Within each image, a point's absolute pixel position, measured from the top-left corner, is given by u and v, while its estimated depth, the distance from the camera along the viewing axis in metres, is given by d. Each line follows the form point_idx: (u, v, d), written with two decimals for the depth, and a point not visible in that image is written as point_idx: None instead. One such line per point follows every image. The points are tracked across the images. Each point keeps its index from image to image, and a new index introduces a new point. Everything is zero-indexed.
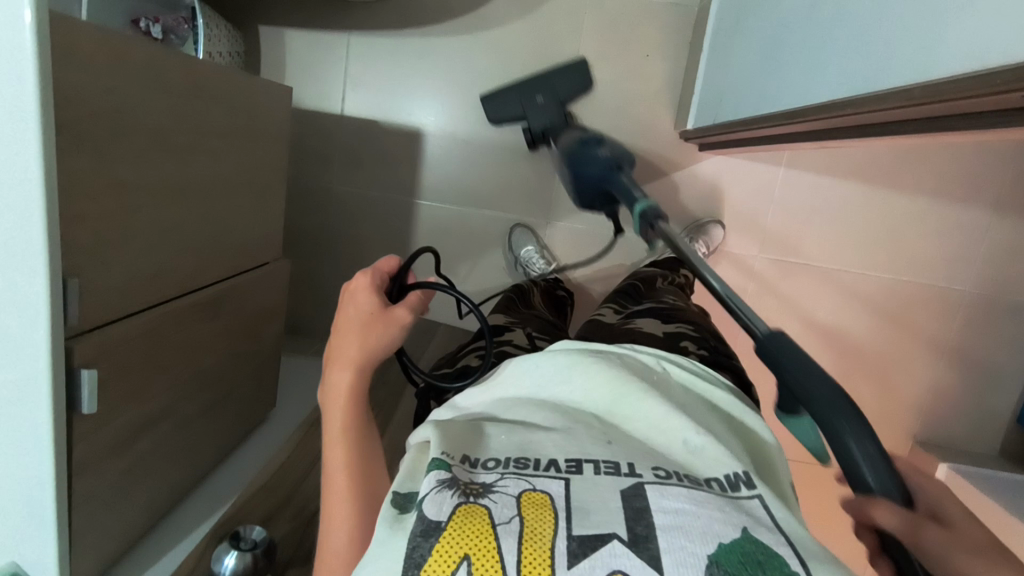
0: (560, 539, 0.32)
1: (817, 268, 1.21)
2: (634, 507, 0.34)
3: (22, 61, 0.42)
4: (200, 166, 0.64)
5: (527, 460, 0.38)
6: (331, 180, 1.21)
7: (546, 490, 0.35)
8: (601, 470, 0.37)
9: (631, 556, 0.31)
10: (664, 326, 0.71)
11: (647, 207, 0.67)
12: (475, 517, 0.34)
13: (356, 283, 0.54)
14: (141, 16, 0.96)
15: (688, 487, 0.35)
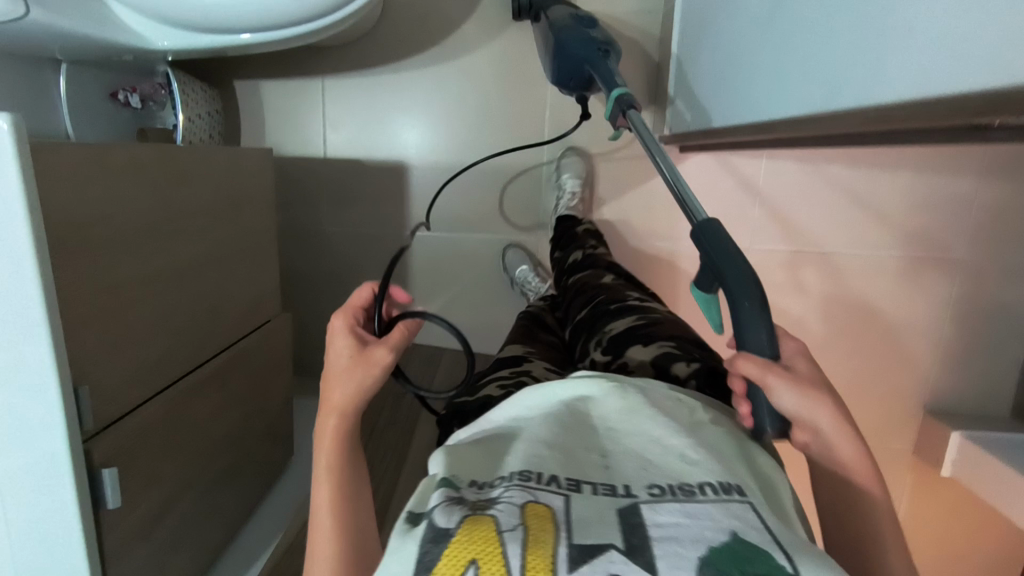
0: (562, 547, 0.34)
1: (808, 254, 1.22)
2: (629, 522, 0.35)
3: (8, 192, 0.43)
4: (190, 246, 0.66)
5: (530, 473, 0.38)
6: (321, 221, 1.22)
7: (549, 503, 0.36)
8: (597, 491, 0.38)
9: (628, 563, 0.33)
10: (650, 351, 0.65)
11: (624, 94, 0.72)
12: (481, 525, 0.35)
13: (333, 327, 0.52)
14: (118, 90, 1.03)
15: (681, 501, 0.36)
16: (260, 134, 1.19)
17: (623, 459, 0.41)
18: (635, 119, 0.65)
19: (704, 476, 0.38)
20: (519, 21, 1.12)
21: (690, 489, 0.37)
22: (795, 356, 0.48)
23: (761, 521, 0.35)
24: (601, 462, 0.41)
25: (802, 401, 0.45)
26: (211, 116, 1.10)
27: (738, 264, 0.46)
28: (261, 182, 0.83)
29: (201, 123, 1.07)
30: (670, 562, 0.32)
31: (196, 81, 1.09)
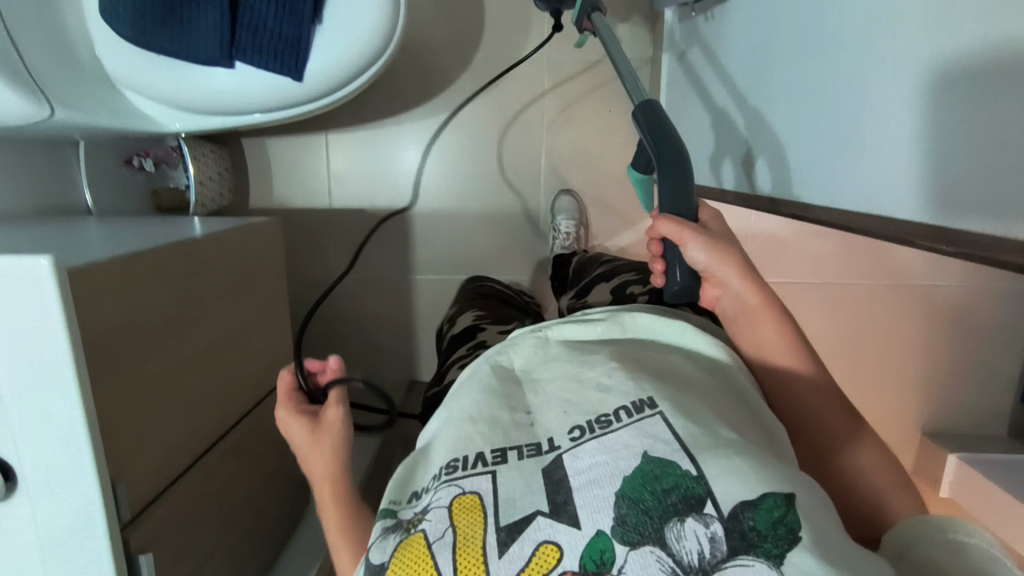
0: (489, 534, 0.35)
1: (802, 285, 1.25)
2: (554, 479, 0.37)
3: (51, 324, 0.47)
4: (209, 328, 0.70)
5: (457, 461, 0.39)
6: (327, 269, 1.26)
7: (476, 490, 0.37)
8: (524, 454, 0.39)
9: (553, 524, 0.35)
10: (610, 286, 0.88)
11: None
12: (414, 545, 0.37)
13: (281, 420, 0.55)
14: (133, 155, 1.08)
15: (597, 437, 0.37)
16: (267, 187, 1.23)
17: (546, 408, 0.41)
18: (603, 27, 0.68)
19: (619, 401, 0.39)
20: None
21: (607, 419, 0.38)
22: (711, 220, 0.54)
23: (671, 431, 0.35)
24: (529, 419, 0.41)
25: (713, 254, 0.50)
26: (220, 175, 1.13)
27: (670, 145, 0.49)
28: (271, 250, 0.88)
29: (210, 185, 1.10)
30: (591, 508, 0.34)
31: (205, 143, 1.13)
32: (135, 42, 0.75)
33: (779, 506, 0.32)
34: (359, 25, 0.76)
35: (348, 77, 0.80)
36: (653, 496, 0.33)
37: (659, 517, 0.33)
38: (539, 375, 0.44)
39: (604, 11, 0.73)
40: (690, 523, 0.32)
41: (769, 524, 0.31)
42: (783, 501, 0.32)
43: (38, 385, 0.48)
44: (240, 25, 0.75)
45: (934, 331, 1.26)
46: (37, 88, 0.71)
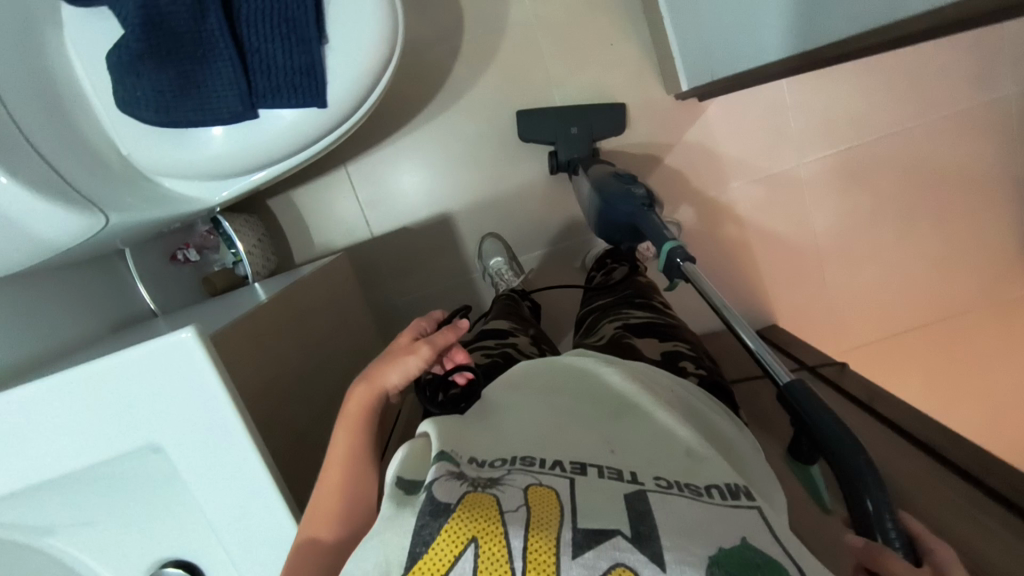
0: (567, 531, 0.36)
1: (855, 148, 1.21)
2: (638, 511, 0.37)
3: (214, 392, 0.45)
4: (327, 374, 0.69)
5: (534, 458, 0.42)
6: (390, 300, 1.23)
7: (554, 487, 0.39)
8: (604, 474, 0.41)
9: (635, 552, 0.35)
10: (660, 344, 0.71)
11: (674, 246, 0.75)
12: (485, 503, 0.37)
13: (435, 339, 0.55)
14: (175, 250, 1.08)
15: (688, 495, 0.40)
16: (308, 239, 1.21)
17: (629, 450, 0.45)
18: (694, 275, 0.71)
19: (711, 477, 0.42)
20: (556, 173, 1.18)
21: (697, 488, 0.41)
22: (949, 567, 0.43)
23: (763, 522, 0.39)
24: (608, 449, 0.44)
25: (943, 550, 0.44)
26: (262, 241, 1.12)
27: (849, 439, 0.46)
28: (348, 288, 0.87)
29: (258, 253, 1.09)
30: (679, 558, 0.34)
31: (237, 215, 1.11)
32: (158, 124, 0.72)
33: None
34: (364, 30, 0.75)
35: (367, 87, 0.77)
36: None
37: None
38: (622, 416, 0.49)
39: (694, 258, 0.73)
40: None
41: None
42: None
43: (220, 459, 0.46)
44: (253, 72, 0.72)
45: (1004, 148, 1.21)
46: (88, 200, 0.71)
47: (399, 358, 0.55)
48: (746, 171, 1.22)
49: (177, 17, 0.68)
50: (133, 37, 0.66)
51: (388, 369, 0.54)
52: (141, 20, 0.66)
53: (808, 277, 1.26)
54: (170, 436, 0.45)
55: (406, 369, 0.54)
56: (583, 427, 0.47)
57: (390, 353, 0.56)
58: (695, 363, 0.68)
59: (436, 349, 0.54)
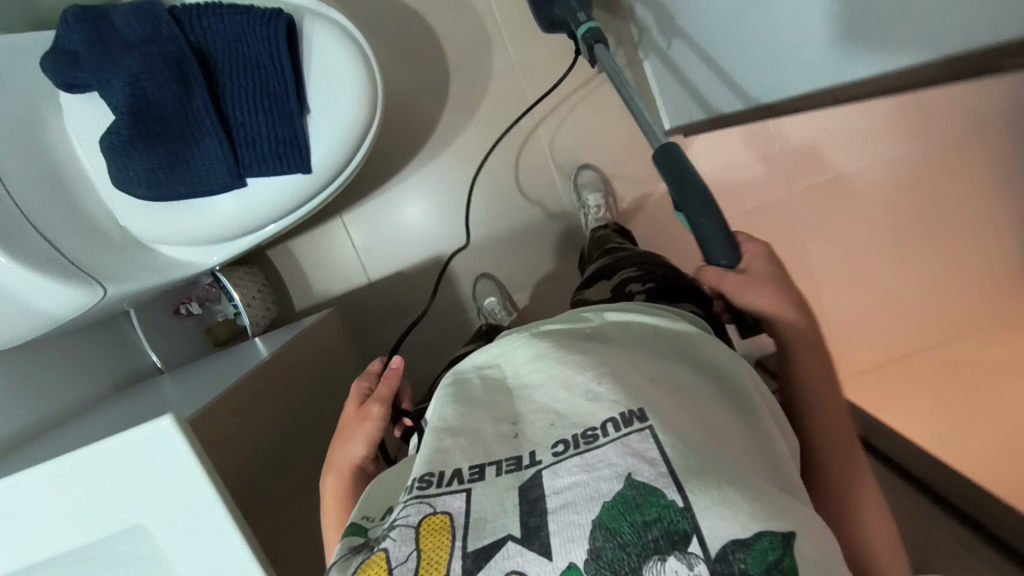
0: (456, 560, 0.38)
1: (847, 174, 1.21)
2: (530, 499, 0.39)
3: (193, 472, 0.47)
4: (314, 437, 0.71)
5: (431, 476, 0.42)
6: (388, 341, 1.25)
7: (447, 511, 0.40)
8: (503, 470, 0.42)
9: (523, 551, 0.37)
10: (611, 283, 0.83)
11: (594, 27, 0.79)
12: (375, 564, 0.39)
13: (370, 412, 0.63)
14: (178, 303, 1.12)
15: (581, 453, 0.40)
16: (307, 286, 1.24)
17: (534, 421, 0.44)
18: (602, 56, 0.74)
19: (606, 413, 0.41)
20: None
21: (593, 433, 0.41)
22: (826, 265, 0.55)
23: (658, 449, 0.38)
24: (513, 430, 0.44)
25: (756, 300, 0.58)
26: (261, 292, 1.16)
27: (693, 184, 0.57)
28: (338, 341, 0.90)
29: (256, 305, 1.13)
30: (564, 538, 0.37)
31: (236, 267, 1.16)
32: (153, 199, 0.76)
33: (774, 549, 0.35)
34: (342, 95, 0.78)
35: (350, 147, 0.80)
36: (633, 529, 0.36)
37: (638, 554, 0.36)
38: (528, 382, 0.47)
39: (605, 39, 0.78)
40: (672, 561, 0.36)
41: (762, 569, 0.35)
42: (779, 542, 0.36)
43: (202, 539, 0.48)
44: (239, 144, 0.76)
45: None
46: (86, 275, 0.74)
47: (357, 431, 0.62)
48: (736, 206, 1.20)
49: (163, 102, 0.71)
50: (123, 125, 0.70)
51: (352, 443, 0.62)
52: (130, 108, 0.70)
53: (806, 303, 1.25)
54: (154, 522, 0.48)
55: (367, 435, 0.62)
56: (486, 413, 0.46)
57: (346, 430, 0.63)
58: (642, 281, 0.80)
59: (387, 405, 0.63)
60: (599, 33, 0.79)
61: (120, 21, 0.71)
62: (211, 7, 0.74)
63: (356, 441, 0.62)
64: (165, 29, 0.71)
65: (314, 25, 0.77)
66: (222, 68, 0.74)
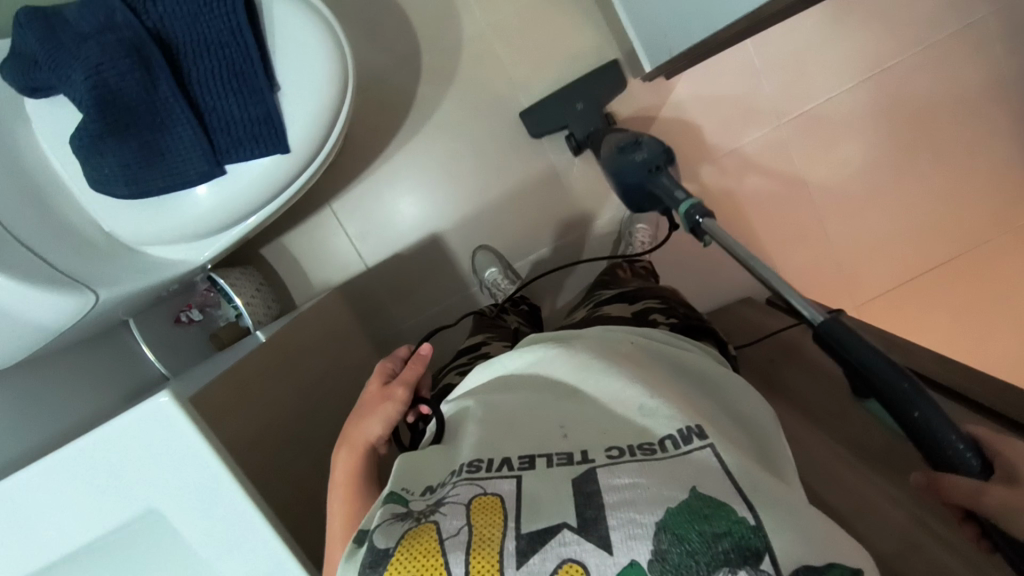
0: (511, 540, 0.43)
1: (837, 97, 1.17)
2: (585, 492, 0.45)
3: (197, 447, 0.46)
4: (327, 413, 0.70)
5: (479, 463, 0.49)
6: (394, 325, 1.24)
7: (498, 494, 0.46)
8: (555, 462, 0.49)
9: (580, 540, 0.42)
10: (632, 307, 0.89)
11: (694, 206, 0.78)
12: (426, 535, 0.45)
13: (394, 394, 0.60)
14: (178, 311, 1.11)
15: (637, 460, 0.47)
16: (306, 279, 1.23)
17: (581, 428, 0.52)
18: (714, 232, 0.73)
19: (665, 431, 0.50)
20: (580, 153, 1.18)
21: (651, 447, 0.49)
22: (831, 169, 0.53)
23: (715, 461, 0.47)
24: (563, 431, 0.52)
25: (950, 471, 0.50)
26: (260, 290, 1.14)
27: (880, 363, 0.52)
28: (343, 321, 0.89)
29: (256, 303, 1.12)
30: (626, 534, 0.42)
31: (232, 268, 1.14)
32: (133, 196, 0.74)
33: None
34: (312, 73, 0.76)
35: (326, 129, 0.78)
36: (700, 539, 0.41)
37: (706, 563, 0.40)
38: (584, 393, 0.56)
39: (711, 215, 0.77)
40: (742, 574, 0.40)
41: None
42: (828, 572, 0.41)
43: (222, 516, 0.47)
44: (213, 129, 0.74)
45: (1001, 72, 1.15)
46: (76, 281, 0.72)
47: (377, 411, 0.60)
48: (726, 141, 1.19)
49: (128, 91, 0.69)
50: (90, 120, 0.68)
51: (371, 422, 0.59)
52: (94, 101, 0.68)
53: (808, 234, 1.23)
54: (169, 503, 0.46)
55: (386, 417, 0.59)
56: (545, 414, 0.54)
57: (365, 408, 0.61)
58: (665, 315, 0.86)
59: (411, 388, 0.61)
60: (700, 208, 0.78)
61: (74, 14, 0.69)
62: None
63: (375, 421, 0.59)
64: (120, 16, 0.69)
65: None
66: (185, 52, 0.72)
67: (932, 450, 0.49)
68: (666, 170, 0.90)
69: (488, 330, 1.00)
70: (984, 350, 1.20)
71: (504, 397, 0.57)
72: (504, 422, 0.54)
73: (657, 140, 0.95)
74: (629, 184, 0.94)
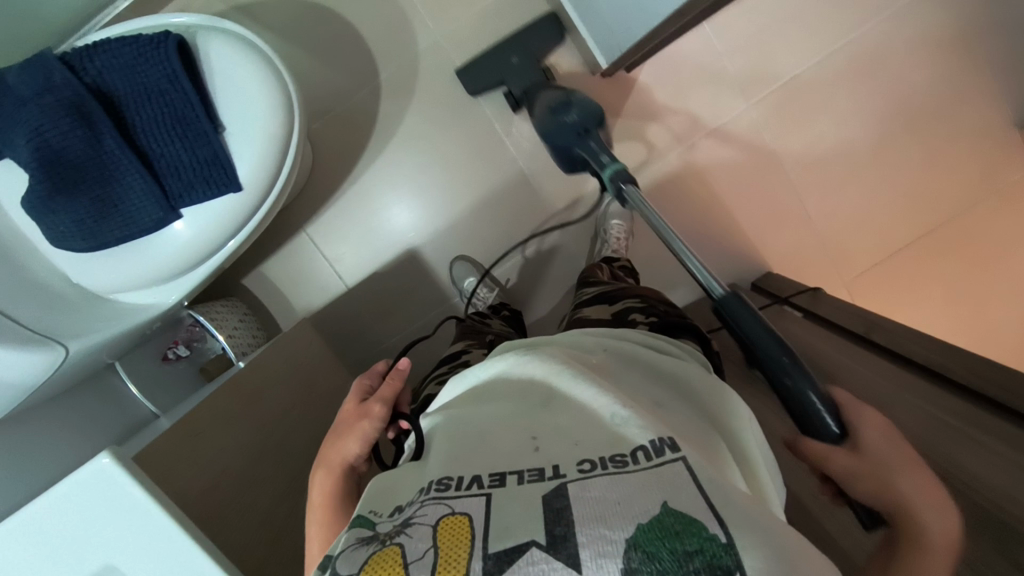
0: (477, 561, 0.36)
1: (804, 73, 1.15)
2: (555, 509, 0.38)
3: (140, 502, 0.47)
4: (295, 447, 0.71)
5: (448, 481, 0.43)
6: (379, 343, 1.24)
7: (465, 511, 0.39)
8: (525, 479, 0.42)
9: (550, 560, 0.36)
10: (612, 308, 0.81)
11: (618, 169, 0.79)
12: (389, 559, 0.38)
13: (370, 412, 0.60)
14: (165, 349, 1.13)
15: (611, 473, 0.40)
16: (288, 305, 1.24)
17: (552, 439, 0.45)
18: (634, 196, 0.75)
19: (638, 440, 0.42)
20: (519, 111, 1.16)
21: (623, 459, 0.42)
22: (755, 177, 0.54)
23: (690, 475, 0.39)
24: (533, 445, 0.45)
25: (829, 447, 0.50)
26: (243, 321, 1.16)
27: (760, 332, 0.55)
28: (314, 350, 0.90)
29: (239, 334, 1.13)
30: (595, 552, 0.35)
31: (214, 301, 1.16)
32: (93, 249, 0.76)
33: None
34: (256, 105, 0.76)
35: (276, 158, 0.77)
36: (673, 556, 0.34)
37: None
38: (556, 401, 0.49)
39: (634, 180, 0.78)
40: None
41: None
42: None
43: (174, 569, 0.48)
44: (163, 175, 0.75)
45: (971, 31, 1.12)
46: (44, 335, 0.74)
47: (354, 429, 0.59)
48: (694, 129, 1.17)
49: (73, 149, 0.70)
50: (37, 181, 0.70)
51: (348, 442, 0.59)
52: (40, 163, 0.69)
53: (787, 215, 1.21)
54: (124, 558, 0.47)
55: (363, 436, 0.59)
56: (513, 427, 0.47)
57: (342, 427, 0.61)
58: (645, 314, 0.78)
59: (388, 405, 0.60)
60: (624, 173, 0.79)
61: (14, 78, 0.71)
62: (100, 45, 0.73)
63: (352, 439, 0.59)
64: (57, 75, 0.70)
65: (210, 43, 0.76)
66: (127, 103, 0.73)
67: (799, 406, 0.50)
68: (596, 133, 0.85)
69: (470, 336, 0.95)
70: (979, 316, 1.17)
71: (475, 409, 0.51)
72: (469, 437, 0.47)
73: (592, 102, 0.88)
74: (557, 145, 0.89)
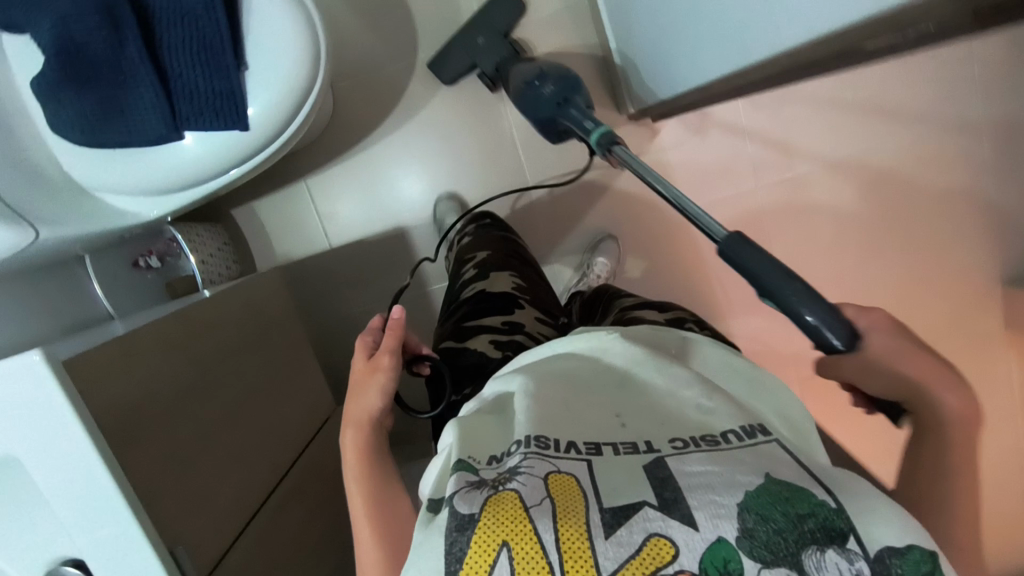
0: (595, 513, 0.36)
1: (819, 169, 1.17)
2: (659, 478, 0.38)
3: (59, 410, 0.49)
4: (227, 389, 0.73)
5: (547, 439, 0.40)
6: (344, 308, 1.26)
7: (572, 472, 0.38)
8: (620, 450, 0.41)
9: (666, 518, 0.35)
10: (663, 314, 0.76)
11: (606, 131, 0.77)
12: (507, 503, 0.37)
13: (380, 365, 0.59)
14: (137, 256, 1.13)
15: (706, 450, 0.39)
16: (267, 247, 1.25)
17: (639, 414, 0.44)
18: (622, 153, 0.70)
19: (727, 424, 0.41)
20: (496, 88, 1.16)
21: (714, 439, 0.40)
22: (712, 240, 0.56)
23: (787, 454, 0.39)
24: (619, 421, 0.43)
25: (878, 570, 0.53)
26: (220, 250, 1.16)
27: None
28: (276, 301, 0.92)
29: (214, 261, 1.14)
30: (710, 513, 0.35)
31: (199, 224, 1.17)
32: (89, 144, 0.77)
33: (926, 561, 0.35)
34: (283, 51, 0.77)
35: (291, 107, 0.80)
36: (787, 517, 0.35)
37: (794, 539, 0.35)
38: (637, 379, 0.47)
39: (621, 140, 0.75)
40: (831, 553, 0.34)
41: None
42: (928, 555, 0.36)
43: (77, 478, 0.50)
44: (177, 96, 0.76)
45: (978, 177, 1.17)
46: (18, 217, 0.75)
47: (370, 383, 0.58)
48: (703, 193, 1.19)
49: (93, 47, 0.71)
50: (51, 67, 0.71)
51: (370, 395, 0.58)
52: (58, 51, 0.70)
53: None
54: (30, 456, 0.49)
55: (382, 390, 0.58)
56: (595, 398, 0.45)
57: (354, 385, 0.60)
58: (698, 325, 0.74)
59: (396, 355, 0.59)
60: (611, 137, 0.76)
61: None
62: None
63: (371, 393, 0.59)
64: None
65: None
66: (158, 17, 0.75)
67: None
68: (576, 102, 0.89)
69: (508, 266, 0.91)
70: None
71: (549, 373, 0.48)
72: (553, 400, 0.44)
73: (562, 69, 0.92)
74: (537, 117, 0.92)
